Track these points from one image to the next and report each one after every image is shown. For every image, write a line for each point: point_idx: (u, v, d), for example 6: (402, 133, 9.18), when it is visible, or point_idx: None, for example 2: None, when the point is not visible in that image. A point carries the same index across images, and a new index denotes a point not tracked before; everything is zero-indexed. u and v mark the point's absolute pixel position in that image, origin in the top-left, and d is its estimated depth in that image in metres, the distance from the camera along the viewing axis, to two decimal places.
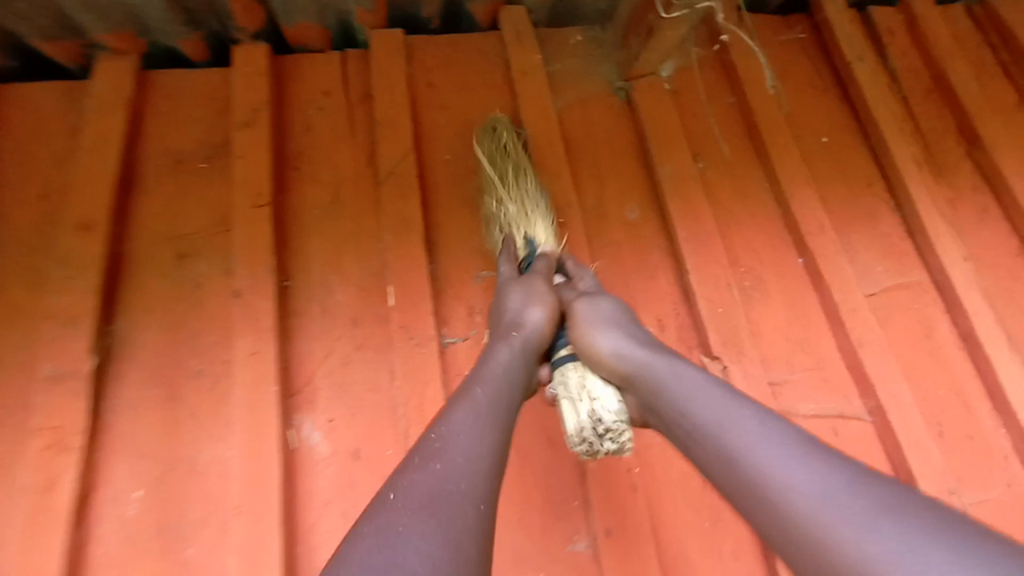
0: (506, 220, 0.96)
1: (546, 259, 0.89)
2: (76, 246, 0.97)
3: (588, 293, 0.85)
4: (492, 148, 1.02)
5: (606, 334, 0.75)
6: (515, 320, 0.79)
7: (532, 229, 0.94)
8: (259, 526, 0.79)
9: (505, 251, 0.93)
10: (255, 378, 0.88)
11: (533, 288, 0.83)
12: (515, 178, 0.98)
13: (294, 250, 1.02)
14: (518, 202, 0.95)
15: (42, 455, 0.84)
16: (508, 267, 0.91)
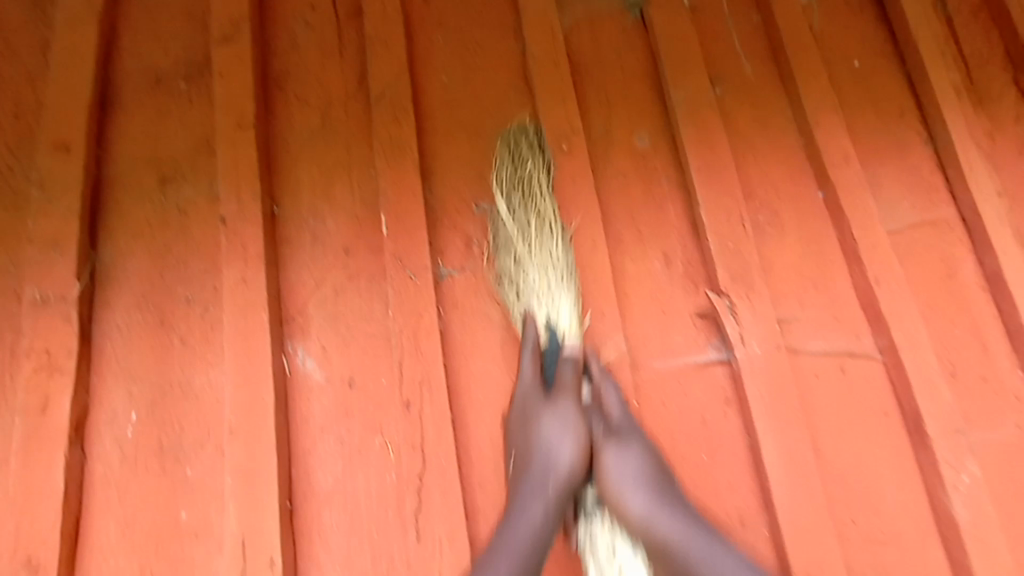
0: (529, 288, 0.88)
1: (572, 366, 0.82)
2: (55, 166, 0.93)
3: (597, 407, 0.82)
4: (514, 195, 0.92)
5: (635, 497, 0.74)
6: (546, 461, 0.77)
7: (556, 309, 0.86)
8: (253, 450, 0.79)
9: (528, 340, 0.84)
10: (244, 305, 0.85)
11: (560, 416, 0.79)
12: (540, 241, 0.89)
13: (283, 175, 0.98)
14: (541, 276, 0.87)
15: (33, 377, 0.83)
16: (529, 364, 0.83)
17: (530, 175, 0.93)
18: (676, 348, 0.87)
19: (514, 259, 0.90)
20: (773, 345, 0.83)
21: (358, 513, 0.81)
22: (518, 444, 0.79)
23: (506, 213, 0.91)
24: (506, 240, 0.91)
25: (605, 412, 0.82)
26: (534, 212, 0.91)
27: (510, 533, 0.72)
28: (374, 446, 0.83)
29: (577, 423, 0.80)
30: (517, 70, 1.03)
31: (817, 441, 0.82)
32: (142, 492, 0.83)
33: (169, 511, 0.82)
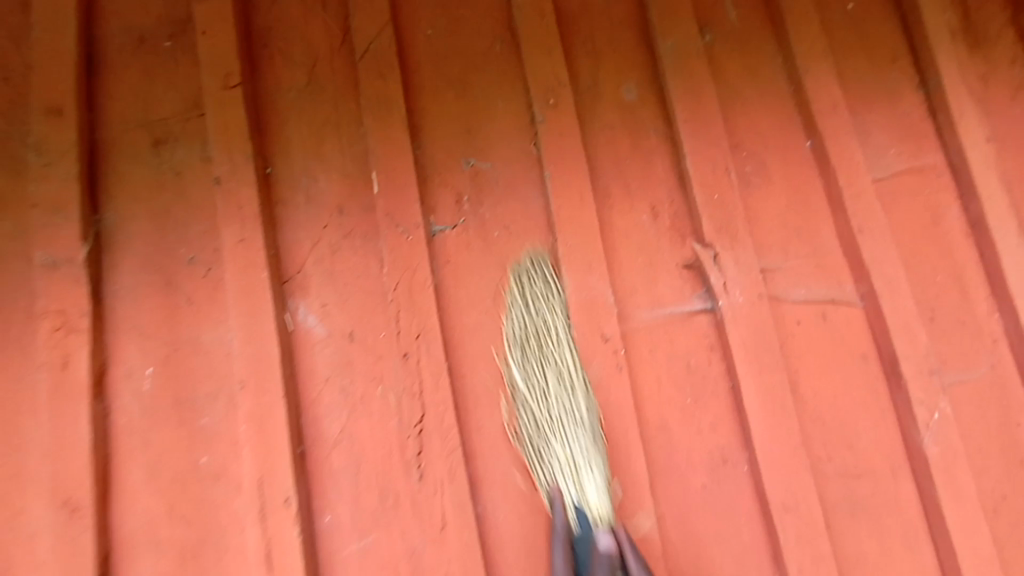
0: (553, 465, 0.85)
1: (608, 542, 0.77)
2: (49, 131, 0.94)
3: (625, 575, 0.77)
4: (533, 391, 0.87)
5: None
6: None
7: (583, 487, 0.82)
8: (264, 400, 0.85)
9: (558, 530, 0.80)
10: (245, 265, 0.89)
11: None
12: (564, 411, 0.85)
13: (273, 135, 0.98)
14: (566, 455, 0.84)
15: (51, 337, 0.88)
16: (562, 560, 0.79)
17: (547, 353, 0.88)
18: (663, 298, 0.90)
19: (537, 442, 0.86)
20: (755, 293, 0.86)
21: (364, 456, 0.87)
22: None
23: (520, 377, 0.88)
24: (522, 398, 0.88)
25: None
26: (553, 397, 0.86)
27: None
28: (376, 395, 0.88)
29: None
30: (504, 21, 1.02)
31: (796, 382, 0.86)
32: (162, 441, 0.89)
33: (190, 457, 0.88)
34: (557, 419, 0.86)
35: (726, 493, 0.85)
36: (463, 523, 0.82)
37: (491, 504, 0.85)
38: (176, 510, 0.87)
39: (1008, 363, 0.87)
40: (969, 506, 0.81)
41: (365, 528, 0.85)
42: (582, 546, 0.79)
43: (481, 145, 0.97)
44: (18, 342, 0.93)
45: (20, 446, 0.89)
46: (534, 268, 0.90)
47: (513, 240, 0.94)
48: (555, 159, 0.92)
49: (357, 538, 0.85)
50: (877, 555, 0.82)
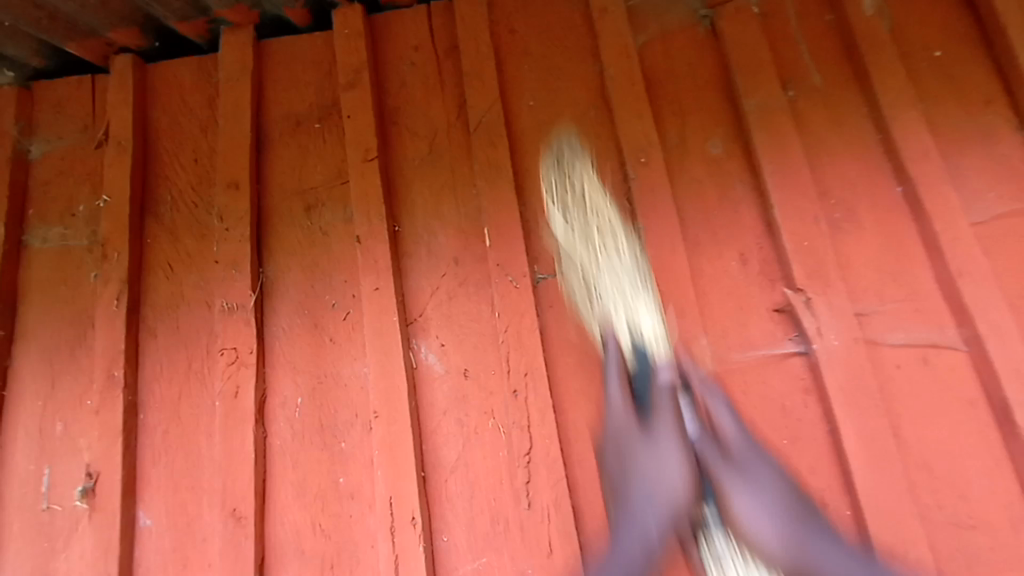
0: (603, 300, 0.96)
1: (667, 377, 0.89)
2: (228, 202, 1.17)
3: (723, 441, 0.87)
4: (583, 250, 0.99)
5: (768, 528, 0.78)
6: (648, 494, 0.82)
7: (634, 310, 0.94)
8: (395, 429, 0.98)
9: (613, 356, 0.93)
10: (380, 309, 1.05)
11: (665, 462, 0.83)
12: (609, 259, 0.97)
13: (401, 199, 1.15)
14: (614, 281, 0.96)
15: (229, 369, 1.07)
16: (618, 386, 0.91)
17: (587, 189, 1.03)
18: (755, 340, 0.95)
19: (588, 300, 0.98)
20: (852, 337, 0.88)
21: (477, 483, 0.97)
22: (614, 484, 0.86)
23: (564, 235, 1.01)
24: (567, 250, 1.02)
25: (712, 423, 0.88)
26: (591, 210, 1.01)
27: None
28: (488, 427, 0.99)
29: (681, 459, 0.83)
30: (597, 88, 1.14)
31: (898, 429, 0.87)
32: (310, 461, 1.04)
33: (331, 477, 1.03)
34: (601, 251, 0.98)
35: (829, 541, 0.86)
36: (569, 553, 0.90)
37: (594, 535, 0.92)
38: (318, 525, 1.01)
39: None
40: None
41: (479, 550, 0.94)
42: (638, 363, 0.92)
43: None
44: (198, 375, 1.13)
45: (198, 461, 1.09)
46: (564, 126, 1.11)
47: None
48: (648, 212, 1.02)
49: (473, 559, 0.94)
50: None
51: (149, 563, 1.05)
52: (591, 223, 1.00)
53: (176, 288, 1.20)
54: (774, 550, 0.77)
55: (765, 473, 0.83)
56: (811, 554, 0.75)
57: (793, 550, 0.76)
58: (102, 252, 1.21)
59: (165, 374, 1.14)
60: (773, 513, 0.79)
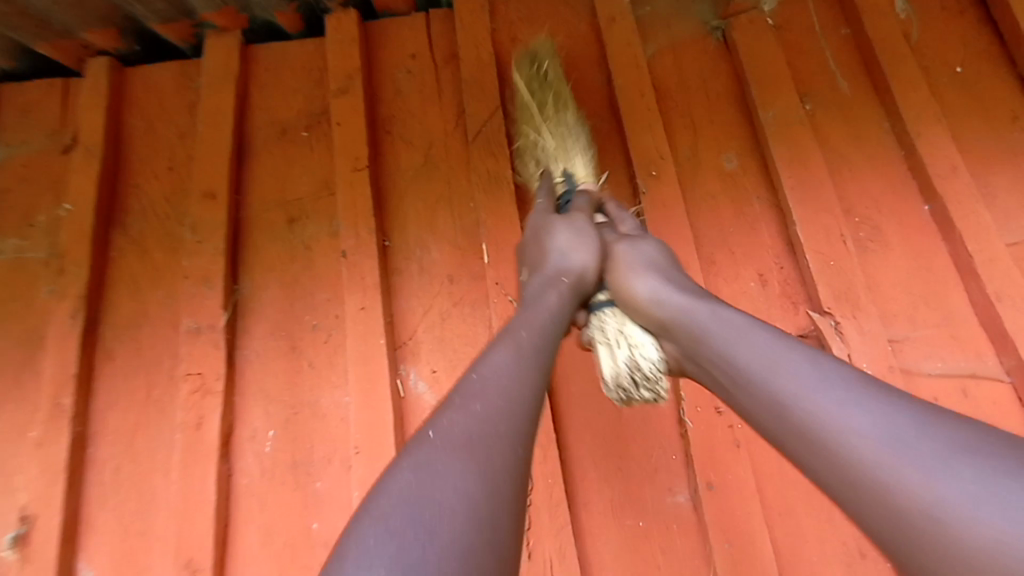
0: (545, 155, 0.97)
1: (586, 200, 0.89)
2: (202, 212, 1.08)
3: (628, 234, 0.84)
4: (531, 133, 1.00)
5: (646, 279, 0.74)
6: (559, 264, 0.75)
7: (569, 159, 0.96)
8: (378, 465, 0.87)
9: (546, 184, 0.91)
10: (365, 330, 0.95)
11: (582, 235, 0.79)
12: (559, 120, 0.99)
13: (392, 212, 1.07)
14: (558, 144, 0.97)
15: (192, 398, 0.95)
16: (544, 200, 0.90)
17: (551, 57, 1.04)
18: None
19: (535, 166, 0.99)
20: (886, 364, 0.80)
21: None
22: (532, 256, 0.81)
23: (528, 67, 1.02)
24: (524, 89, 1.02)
25: (618, 228, 0.87)
26: (551, 65, 1.03)
27: (461, 384, 0.54)
28: None
29: (589, 231, 0.80)
30: (605, 101, 1.09)
31: None
32: (280, 502, 0.92)
33: (303, 522, 0.91)
34: (553, 115, 0.99)
35: None
36: None
37: None
38: None
39: None
40: None
41: None
42: (564, 191, 0.92)
43: None
44: (157, 403, 1.01)
45: (151, 502, 0.96)
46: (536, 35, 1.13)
47: None
48: (660, 228, 0.94)
49: None
50: None
51: None
52: (551, 85, 1.02)
53: (139, 305, 1.08)
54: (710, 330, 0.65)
55: (652, 248, 0.81)
56: (670, 294, 0.71)
57: (661, 289, 0.72)
58: (60, 267, 1.09)
59: (120, 401, 1.02)
60: (654, 266, 0.76)
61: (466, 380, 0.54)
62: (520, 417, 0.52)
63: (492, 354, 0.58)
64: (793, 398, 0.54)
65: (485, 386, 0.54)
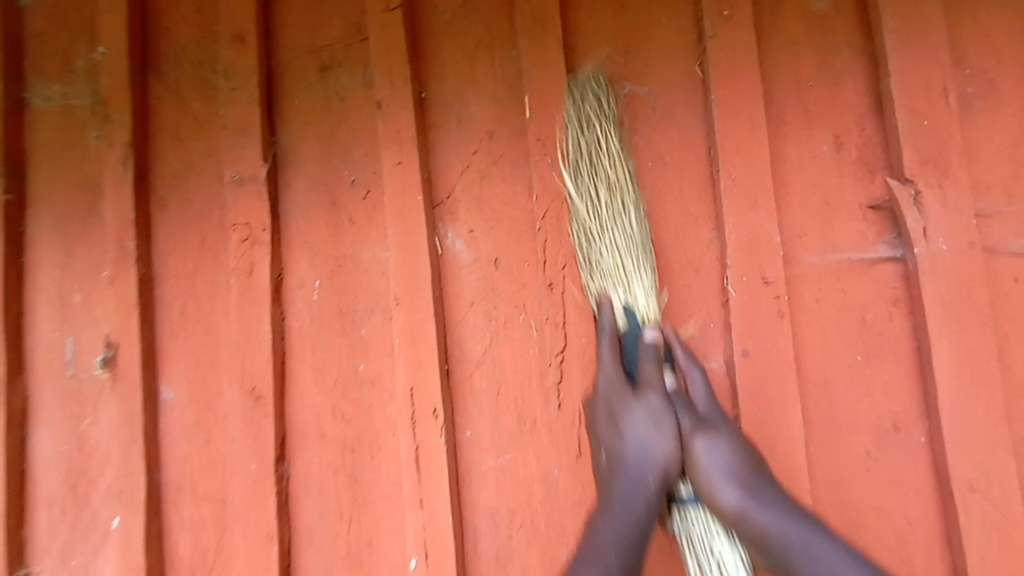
0: (602, 271, 0.84)
1: (654, 360, 0.78)
2: (234, 57, 1.03)
3: (699, 415, 0.77)
4: (580, 237, 0.87)
5: (727, 493, 0.71)
6: (639, 462, 0.75)
7: (631, 288, 0.82)
8: (417, 317, 0.90)
9: (606, 326, 0.81)
10: (402, 187, 0.93)
11: (655, 437, 0.75)
12: (614, 220, 0.84)
13: (429, 60, 0.99)
14: (615, 259, 0.84)
15: (242, 246, 0.99)
16: (608, 353, 0.81)
17: (604, 130, 0.86)
18: (839, 242, 0.79)
19: (589, 277, 0.86)
20: (968, 242, 0.72)
21: (504, 378, 0.90)
22: (602, 432, 0.79)
23: (574, 147, 0.86)
24: (578, 186, 0.86)
25: (688, 398, 0.78)
26: (606, 145, 0.85)
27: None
28: (519, 322, 0.90)
29: (664, 415, 0.76)
30: None
31: (1002, 351, 0.73)
32: (329, 345, 0.99)
33: (350, 363, 0.98)
34: (608, 215, 0.85)
35: (892, 463, 0.76)
36: None
37: None
38: (338, 408, 0.97)
39: None
40: None
41: (502, 447, 0.89)
42: (629, 335, 0.82)
43: (640, 67, 0.90)
44: (211, 252, 1.06)
45: (214, 338, 1.04)
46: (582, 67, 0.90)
47: (668, 171, 0.88)
48: (724, 80, 0.83)
49: (495, 455, 0.90)
50: None
51: (173, 435, 1.05)
52: (606, 170, 0.85)
53: (184, 157, 1.09)
54: (795, 562, 0.67)
55: (727, 440, 0.74)
56: (756, 514, 0.69)
57: (744, 506, 0.70)
58: (105, 113, 1.09)
59: (179, 250, 1.08)
60: (729, 477, 0.71)
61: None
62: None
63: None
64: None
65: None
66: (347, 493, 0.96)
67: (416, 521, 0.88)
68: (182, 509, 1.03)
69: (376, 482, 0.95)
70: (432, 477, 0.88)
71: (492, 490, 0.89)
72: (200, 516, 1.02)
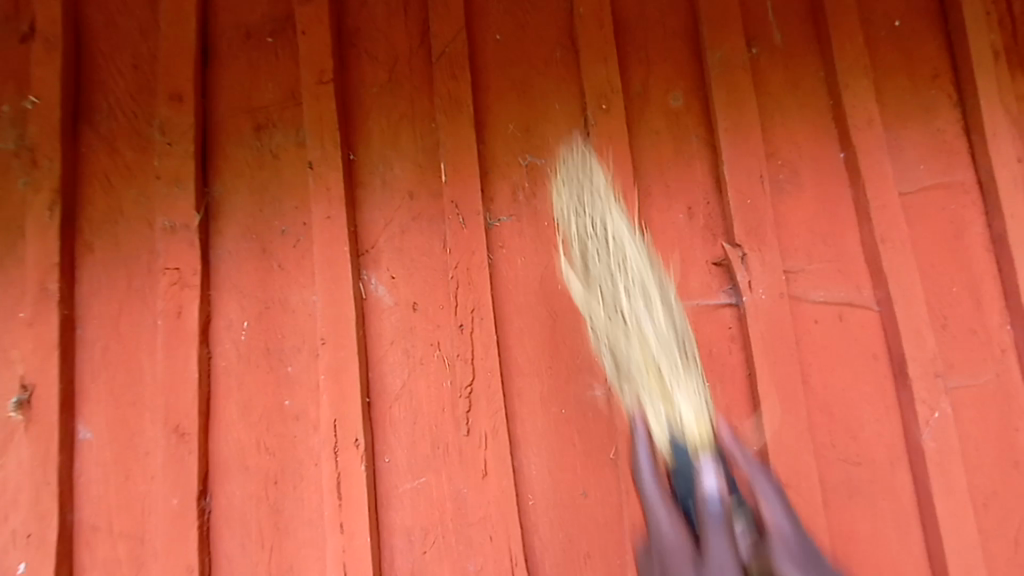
0: (631, 372, 0.89)
1: (721, 487, 0.75)
2: (171, 115, 1.12)
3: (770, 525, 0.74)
4: (619, 377, 0.91)
5: None
6: None
7: (672, 403, 0.84)
8: (341, 354, 1.00)
9: (643, 436, 0.82)
10: (330, 238, 1.04)
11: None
12: (637, 321, 0.90)
13: (357, 127, 1.12)
14: (646, 356, 0.89)
15: (171, 290, 1.06)
16: (665, 505, 0.76)
17: (602, 210, 0.95)
18: (692, 290, 1.00)
19: (632, 396, 0.87)
20: (777, 292, 0.95)
21: (420, 409, 1.01)
22: None
23: (581, 289, 0.94)
24: (589, 302, 0.94)
25: None
26: (618, 248, 0.93)
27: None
28: (433, 358, 1.02)
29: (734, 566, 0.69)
30: (563, 29, 1.12)
31: (806, 375, 0.95)
32: (255, 381, 1.06)
33: (276, 399, 1.05)
34: (638, 326, 0.90)
35: None
36: (502, 474, 0.96)
37: (526, 460, 1.00)
38: (263, 442, 1.04)
39: (1012, 373, 0.94)
40: (958, 499, 0.89)
41: (418, 471, 1.00)
42: (683, 478, 0.78)
43: (538, 144, 1.09)
44: (137, 295, 1.11)
45: (139, 378, 1.08)
46: (551, 202, 1.03)
47: None
48: (604, 160, 1.02)
49: (411, 479, 1.00)
50: (870, 538, 0.92)
51: (88, 478, 1.06)
52: (618, 269, 0.93)
53: (113, 202, 1.14)
54: None
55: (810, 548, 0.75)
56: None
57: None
58: (33, 159, 1.13)
59: (104, 294, 1.11)
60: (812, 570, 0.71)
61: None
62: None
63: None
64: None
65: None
66: (269, 523, 1.02)
67: (336, 544, 0.96)
68: (96, 550, 1.03)
69: (298, 509, 1.02)
70: (351, 503, 0.97)
71: (407, 511, 1.00)
72: (115, 557, 1.03)
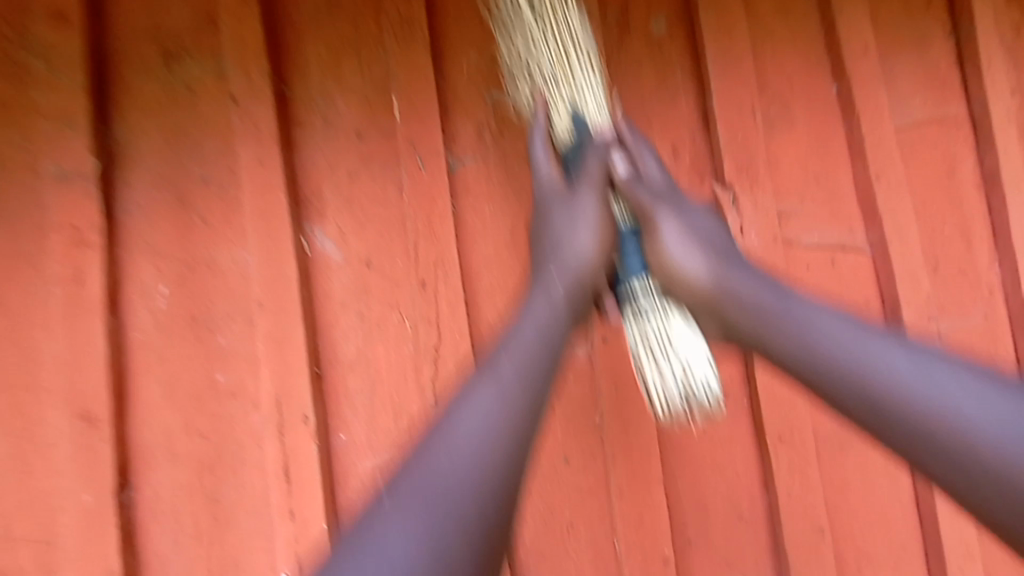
0: (545, 75, 0.88)
1: (602, 158, 0.84)
2: (52, 38, 0.91)
3: (658, 192, 0.84)
4: (525, 75, 0.90)
5: None
6: None
7: (576, 88, 0.87)
8: (283, 320, 0.86)
9: (540, 123, 0.86)
10: (263, 185, 0.88)
11: (583, 213, 0.82)
12: (544, 42, 0.88)
13: (290, 55, 0.94)
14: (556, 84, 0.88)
15: (67, 249, 0.88)
16: (544, 155, 0.86)
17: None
18: None
19: (529, 88, 0.90)
20: (769, 236, 0.88)
21: (380, 377, 0.89)
22: None
23: None
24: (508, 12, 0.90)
25: None
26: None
27: (439, 437, 0.61)
28: (393, 321, 0.90)
29: (596, 213, 0.82)
30: None
31: None
32: (181, 356, 0.90)
33: (207, 375, 0.89)
34: (557, 37, 0.89)
35: (723, 426, 0.90)
36: None
37: None
38: (194, 424, 0.89)
39: (1000, 315, 0.91)
40: None
41: (380, 447, 0.88)
42: (573, 148, 0.87)
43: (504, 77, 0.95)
44: (25, 258, 0.89)
45: (37, 361, 0.86)
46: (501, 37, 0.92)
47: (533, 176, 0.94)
48: None
49: (372, 456, 0.88)
50: (862, 489, 0.89)
51: None
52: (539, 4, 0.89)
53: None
54: None
55: (697, 218, 0.83)
56: (727, 273, 0.77)
57: (714, 269, 0.78)
58: None
59: None
60: (700, 243, 0.80)
61: (441, 422, 0.63)
62: (474, 546, 0.54)
63: (473, 393, 0.65)
64: (1002, 479, 0.51)
65: (466, 422, 0.62)
66: (206, 515, 0.88)
67: (287, 534, 0.85)
68: None
69: (239, 499, 0.88)
70: (303, 487, 0.84)
71: (369, 493, 0.88)
72: None
